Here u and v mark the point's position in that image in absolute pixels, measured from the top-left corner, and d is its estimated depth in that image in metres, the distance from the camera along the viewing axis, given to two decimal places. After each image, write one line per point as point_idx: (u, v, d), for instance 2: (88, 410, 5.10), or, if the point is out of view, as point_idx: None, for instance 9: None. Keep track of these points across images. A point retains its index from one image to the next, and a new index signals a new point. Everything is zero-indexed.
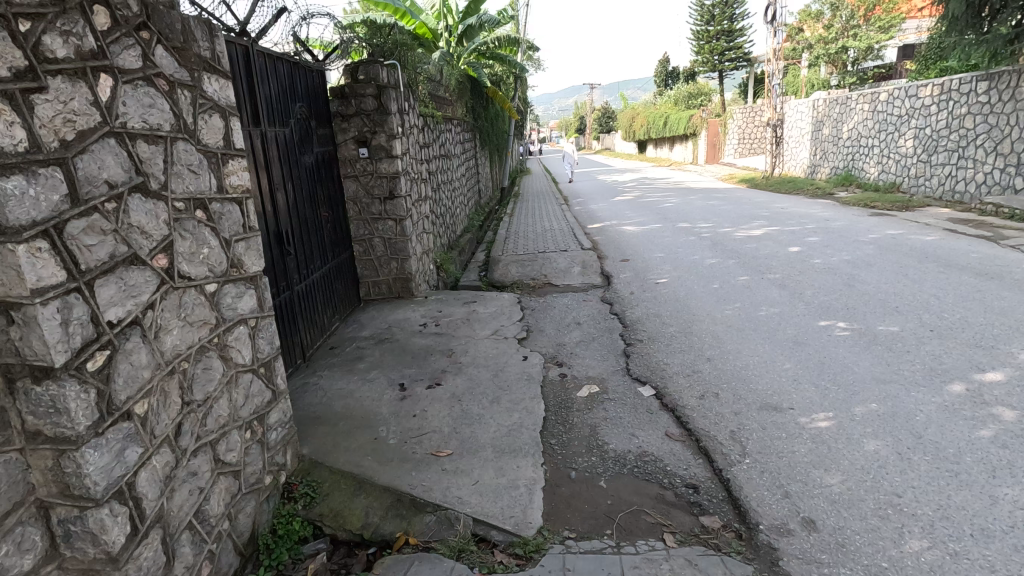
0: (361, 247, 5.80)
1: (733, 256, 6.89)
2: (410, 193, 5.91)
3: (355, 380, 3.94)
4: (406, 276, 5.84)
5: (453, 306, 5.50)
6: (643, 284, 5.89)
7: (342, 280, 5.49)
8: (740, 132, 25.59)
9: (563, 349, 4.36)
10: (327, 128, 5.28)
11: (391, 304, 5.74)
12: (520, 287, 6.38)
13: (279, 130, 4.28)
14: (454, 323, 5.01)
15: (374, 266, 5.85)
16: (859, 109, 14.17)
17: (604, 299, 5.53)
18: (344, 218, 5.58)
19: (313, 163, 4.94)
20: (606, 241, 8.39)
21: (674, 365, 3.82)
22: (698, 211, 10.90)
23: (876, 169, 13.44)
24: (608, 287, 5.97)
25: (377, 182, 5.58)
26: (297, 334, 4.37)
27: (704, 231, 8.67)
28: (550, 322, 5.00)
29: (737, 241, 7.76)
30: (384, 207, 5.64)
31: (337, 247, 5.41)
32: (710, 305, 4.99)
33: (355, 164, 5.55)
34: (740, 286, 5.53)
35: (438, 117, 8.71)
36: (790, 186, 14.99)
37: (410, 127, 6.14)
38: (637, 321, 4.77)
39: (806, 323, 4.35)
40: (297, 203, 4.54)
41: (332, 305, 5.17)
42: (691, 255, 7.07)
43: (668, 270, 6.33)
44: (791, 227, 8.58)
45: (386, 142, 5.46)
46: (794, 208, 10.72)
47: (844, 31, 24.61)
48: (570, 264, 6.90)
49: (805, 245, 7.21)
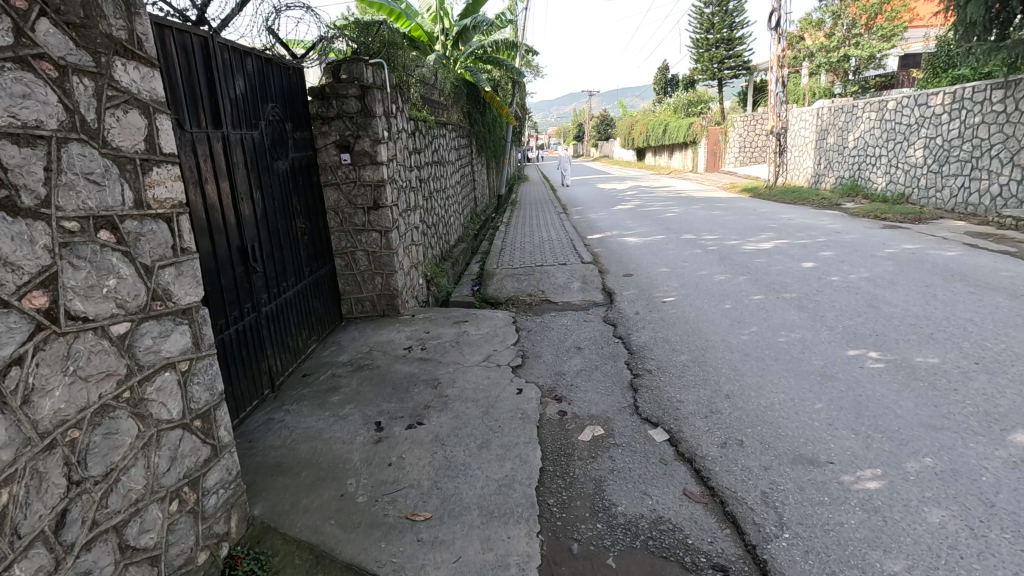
0: (343, 261, 5.34)
1: (743, 271, 6.46)
2: (397, 202, 5.45)
3: (326, 416, 3.47)
4: (391, 293, 5.37)
5: (443, 327, 5.03)
6: (648, 303, 5.44)
7: (321, 297, 5.02)
8: (741, 140, 25.29)
9: (562, 379, 3.90)
10: (305, 132, 4.84)
11: (374, 324, 5.27)
12: (515, 304, 5.93)
13: (246, 133, 3.83)
14: (442, 347, 4.54)
15: (357, 281, 5.38)
16: (866, 117, 13.82)
17: (606, 320, 5.08)
18: (324, 229, 5.13)
19: (289, 169, 4.49)
20: (607, 253, 7.95)
21: (688, 402, 3.37)
22: (702, 222, 10.51)
23: (884, 179, 13.07)
24: (610, 305, 5.52)
25: (360, 190, 5.12)
26: (264, 361, 3.91)
27: (710, 243, 8.25)
28: (547, 346, 4.55)
29: (746, 254, 7.33)
30: (368, 217, 5.18)
31: (316, 262, 4.95)
32: (723, 329, 4.54)
33: (337, 171, 5.09)
34: (754, 306, 5.09)
35: (430, 121, 8.29)
36: (795, 196, 14.59)
37: (398, 131, 5.69)
38: (643, 347, 4.31)
39: (835, 352, 3.90)
40: (268, 214, 4.09)
41: (308, 326, 4.71)
42: (698, 270, 6.64)
43: (675, 287, 5.89)
44: (801, 240, 8.16)
45: (369, 147, 5.01)
46: (801, 219, 10.32)
47: (846, 40, 24.43)
48: (568, 279, 6.45)
49: (820, 260, 6.77)
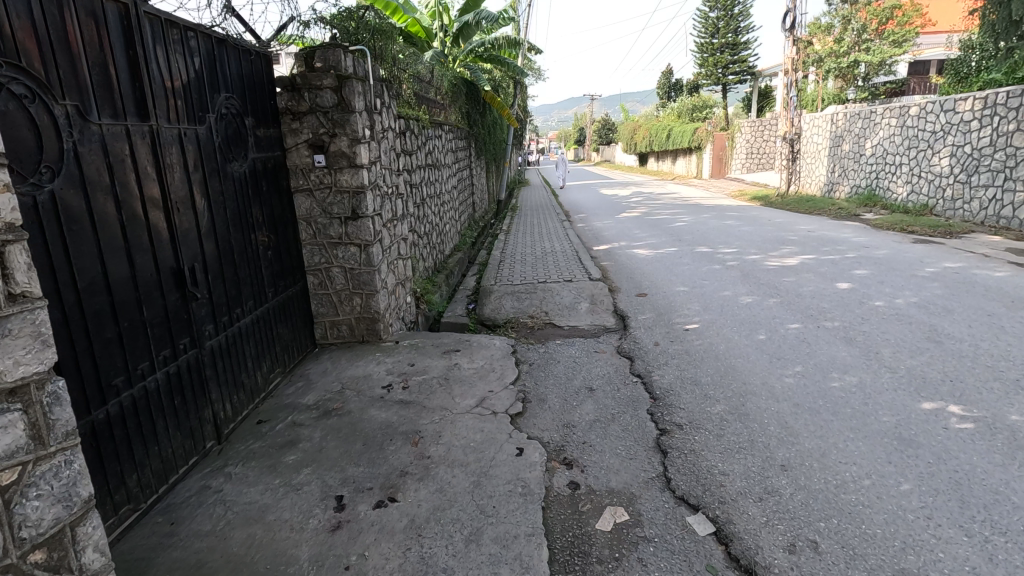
0: (317, 279, 4.62)
1: (772, 292, 5.76)
2: (380, 211, 4.73)
3: (275, 486, 2.75)
4: (372, 316, 4.65)
5: (431, 358, 4.31)
6: (668, 330, 4.72)
7: (289, 322, 4.31)
8: (748, 147, 24.67)
9: (573, 435, 3.18)
10: (271, 129, 4.12)
11: (352, 352, 4.55)
12: (515, 328, 5.22)
13: (189, 127, 3.12)
14: (428, 386, 3.82)
15: (333, 303, 4.67)
16: (885, 123, 13.15)
17: (621, 352, 4.37)
18: (293, 242, 4.40)
19: (248, 173, 3.77)
20: (616, 268, 7.24)
21: (735, 475, 2.65)
22: (716, 232, 9.82)
23: (905, 188, 12.40)
24: (625, 332, 4.82)
25: (336, 197, 4.40)
26: (207, 408, 3.19)
27: (728, 257, 7.56)
28: (553, 386, 3.83)
29: (771, 272, 6.64)
30: (345, 229, 4.46)
31: (282, 280, 4.22)
32: (762, 368, 3.83)
33: (310, 175, 4.37)
34: (793, 339, 4.38)
35: (424, 120, 7.61)
36: (809, 205, 13.92)
37: (384, 130, 4.97)
38: (669, 391, 3.59)
39: (907, 405, 3.18)
40: (217, 225, 3.37)
41: (270, 358, 4.00)
42: (720, 289, 5.95)
43: (698, 311, 5.20)
44: (828, 255, 7.46)
45: (347, 147, 4.29)
46: (822, 232, 9.62)
47: (856, 45, 23.84)
48: (575, 298, 5.76)
49: (856, 280, 6.07)
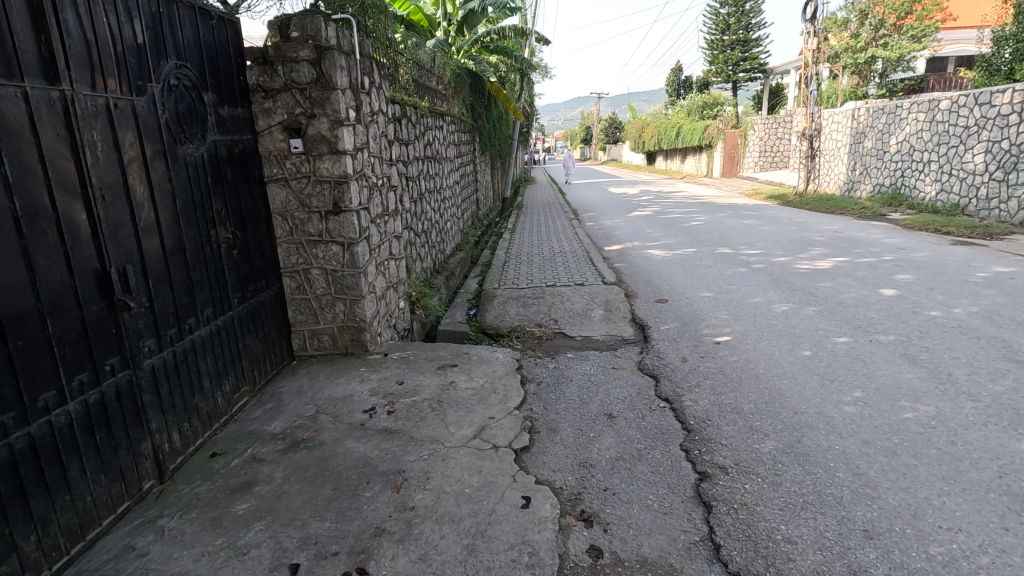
0: (294, 281, 4.04)
1: (808, 298, 5.16)
2: (368, 205, 4.15)
3: (214, 549, 2.17)
4: (357, 325, 4.07)
5: (423, 375, 3.72)
6: (696, 344, 4.12)
7: (259, 332, 3.73)
8: (761, 145, 23.99)
9: (593, 478, 2.59)
10: (239, 107, 3.55)
11: (333, 366, 3.96)
12: (521, 338, 4.64)
13: (123, 99, 2.55)
14: (417, 412, 3.23)
15: (313, 309, 4.09)
16: (912, 119, 12.50)
17: (643, 370, 3.77)
18: (266, 240, 3.82)
19: (207, 158, 3.20)
20: (630, 270, 6.66)
21: (806, 546, 2.04)
22: (736, 232, 9.22)
23: (934, 187, 11.73)
24: (645, 346, 4.23)
25: (316, 189, 3.83)
26: (146, 442, 2.62)
27: (753, 259, 6.97)
28: (565, 412, 3.23)
29: (804, 276, 6.03)
30: (326, 224, 3.88)
31: (251, 284, 3.64)
32: (815, 393, 3.22)
33: (286, 162, 3.79)
34: (844, 355, 3.76)
35: (424, 109, 7.07)
36: (830, 204, 13.25)
37: (373, 113, 4.38)
38: (706, 421, 3.00)
39: (1006, 446, 2.57)
40: (162, 219, 2.79)
41: (234, 375, 3.42)
42: (749, 295, 5.36)
43: (727, 320, 4.61)
44: (863, 258, 6.83)
45: (328, 130, 3.72)
46: (850, 232, 8.99)
47: (873, 41, 23.14)
48: (587, 304, 5.17)
49: (901, 286, 5.45)
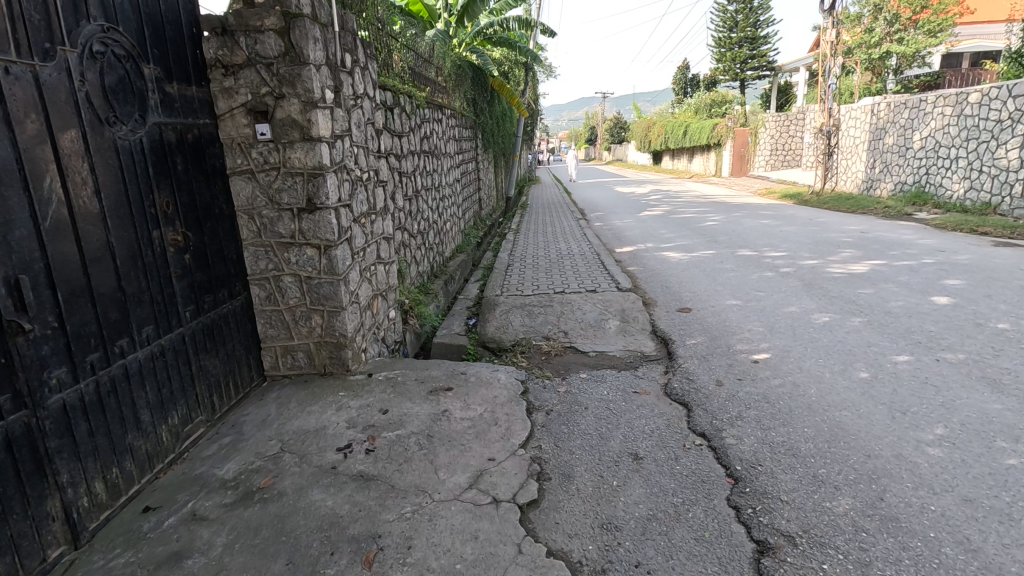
0: (263, 290, 3.48)
1: (850, 307, 4.57)
2: (350, 202, 3.59)
3: None
4: (336, 341, 3.51)
5: (411, 403, 3.16)
6: (731, 363, 3.54)
7: (219, 351, 3.18)
8: (772, 143, 23.39)
9: (620, 549, 2.02)
10: (193, 87, 3.00)
11: (307, 390, 3.40)
12: (526, 354, 4.07)
13: (22, 65, 2.01)
14: (401, 451, 2.67)
15: (286, 322, 3.53)
16: (938, 114, 11.87)
17: (671, 397, 3.20)
18: (228, 242, 3.27)
19: (150, 144, 2.65)
20: (646, 274, 6.09)
21: None
22: (756, 233, 8.63)
23: (962, 185, 11.11)
24: (671, 365, 3.65)
25: (288, 183, 3.28)
26: (54, 498, 2.08)
27: (779, 262, 6.38)
28: (581, 453, 2.66)
29: (840, 280, 5.44)
30: (298, 224, 3.33)
31: (208, 295, 3.09)
32: (886, 429, 2.63)
33: (251, 152, 3.23)
34: (910, 377, 3.18)
35: (421, 99, 6.50)
36: (850, 203, 12.64)
37: (357, 96, 3.81)
38: (756, 467, 2.43)
39: None
40: (80, 217, 2.24)
41: (185, 405, 2.86)
42: (782, 303, 4.77)
43: (762, 333, 4.03)
44: (901, 260, 6.24)
45: (300, 112, 3.15)
46: (880, 233, 8.38)
47: (888, 36, 22.47)
48: (601, 314, 4.60)
49: (954, 292, 4.85)
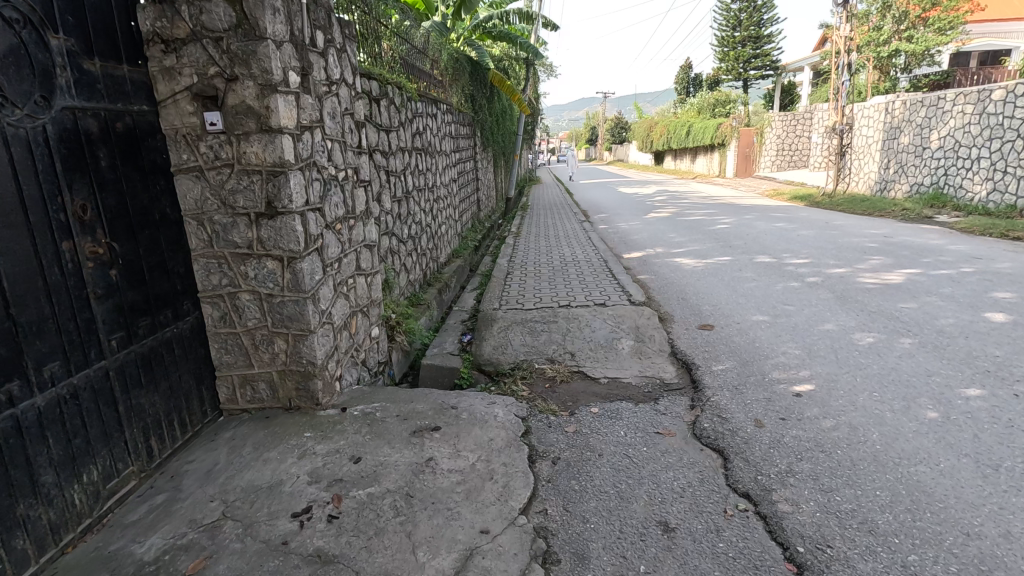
0: (218, 310, 2.95)
1: (894, 324, 4.04)
2: (321, 205, 3.05)
3: None
4: (304, 370, 2.97)
5: (390, 449, 2.63)
6: (769, 396, 3.01)
7: (160, 385, 2.65)
8: (778, 143, 22.86)
9: None
10: (124, 66, 2.46)
11: (268, 429, 2.86)
12: (528, 381, 3.54)
13: None
14: (372, 520, 2.14)
15: (245, 347, 2.99)
16: (957, 112, 11.36)
17: (702, 441, 2.66)
18: (173, 254, 2.73)
19: (58, 134, 2.12)
20: (659, 283, 5.55)
21: None
22: (772, 237, 8.10)
23: (984, 186, 10.58)
24: (697, 398, 3.11)
25: (243, 183, 2.74)
26: None
27: (803, 270, 5.85)
28: (597, 522, 2.13)
29: (875, 292, 4.90)
30: (257, 232, 2.79)
31: (144, 318, 2.55)
32: (980, 494, 2.10)
33: (199, 145, 2.70)
34: (990, 417, 2.64)
35: (413, 91, 5.96)
36: (864, 205, 12.12)
37: (332, 82, 3.27)
38: (824, 549, 1.89)
39: None
40: None
41: (109, 455, 2.33)
42: (816, 319, 4.23)
43: (800, 357, 3.49)
44: (937, 269, 5.70)
45: (256, 97, 2.61)
46: (905, 238, 7.85)
47: (896, 34, 21.97)
48: (612, 332, 4.07)
49: (1009, 307, 4.32)
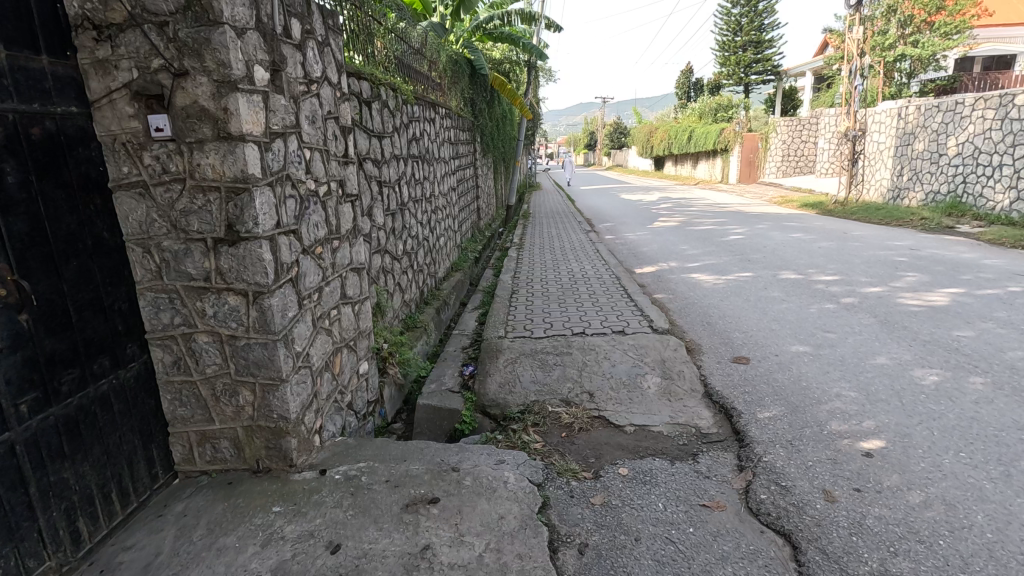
0: (170, 354, 2.44)
1: (957, 356, 3.55)
2: (297, 227, 2.55)
3: None
4: (274, 426, 2.46)
5: (377, 532, 2.12)
6: (834, 457, 2.50)
7: (92, 451, 2.13)
8: (783, 149, 22.46)
9: None
10: (45, 57, 1.96)
11: (229, 500, 2.35)
12: (542, 429, 3.03)
13: None
14: None
15: (203, 399, 2.48)
16: (977, 117, 10.92)
17: (762, 521, 2.16)
18: (111, 288, 2.22)
19: None
20: (679, 304, 5.05)
21: None
22: (792, 249, 7.62)
23: (1007, 195, 10.12)
24: (747, 457, 2.61)
25: (197, 202, 2.23)
26: None
27: (835, 289, 5.36)
28: None
29: (922, 316, 4.42)
30: (215, 260, 2.29)
31: (70, 371, 2.04)
32: None
33: (144, 155, 2.20)
34: None
35: (409, 93, 5.47)
36: (880, 214, 11.66)
37: (311, 81, 2.77)
38: None
39: None
40: None
41: (13, 554, 1.81)
42: (865, 350, 3.74)
43: (859, 402, 2.99)
44: (981, 288, 5.23)
45: (213, 97, 2.12)
46: (933, 250, 7.39)
47: (902, 38, 21.60)
48: (635, 366, 3.57)
49: None
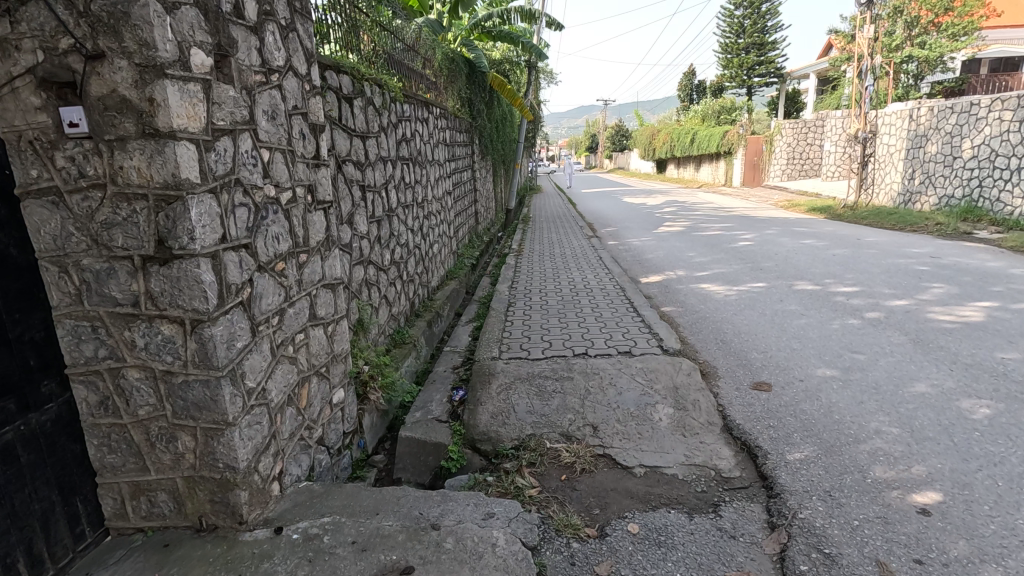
0: (96, 392, 2.06)
1: (1006, 383, 3.16)
2: (250, 240, 2.16)
3: None
4: (220, 475, 2.08)
5: None
6: (884, 514, 2.11)
7: None
8: (788, 151, 22.10)
9: None
10: None
11: (162, 569, 1.96)
12: (539, 470, 2.64)
13: None
14: None
15: (137, 443, 2.10)
16: (994, 119, 10.53)
17: None
18: (19, 315, 1.84)
19: None
20: (690, 319, 4.67)
21: None
22: (805, 256, 7.24)
23: None
24: (779, 510, 2.22)
25: (121, 212, 1.85)
26: None
27: (857, 301, 4.97)
28: None
29: (958, 334, 4.03)
30: (146, 281, 1.91)
31: None
32: None
33: (56, 155, 1.82)
34: None
35: (400, 90, 5.10)
36: (892, 218, 11.28)
37: (271, 70, 2.39)
38: None
39: None
40: None
41: None
42: (901, 374, 3.35)
43: (904, 440, 2.60)
44: (1016, 300, 4.84)
45: (136, 84, 1.74)
46: (955, 258, 6.99)
47: (909, 39, 21.20)
48: (644, 393, 3.18)
49: None
